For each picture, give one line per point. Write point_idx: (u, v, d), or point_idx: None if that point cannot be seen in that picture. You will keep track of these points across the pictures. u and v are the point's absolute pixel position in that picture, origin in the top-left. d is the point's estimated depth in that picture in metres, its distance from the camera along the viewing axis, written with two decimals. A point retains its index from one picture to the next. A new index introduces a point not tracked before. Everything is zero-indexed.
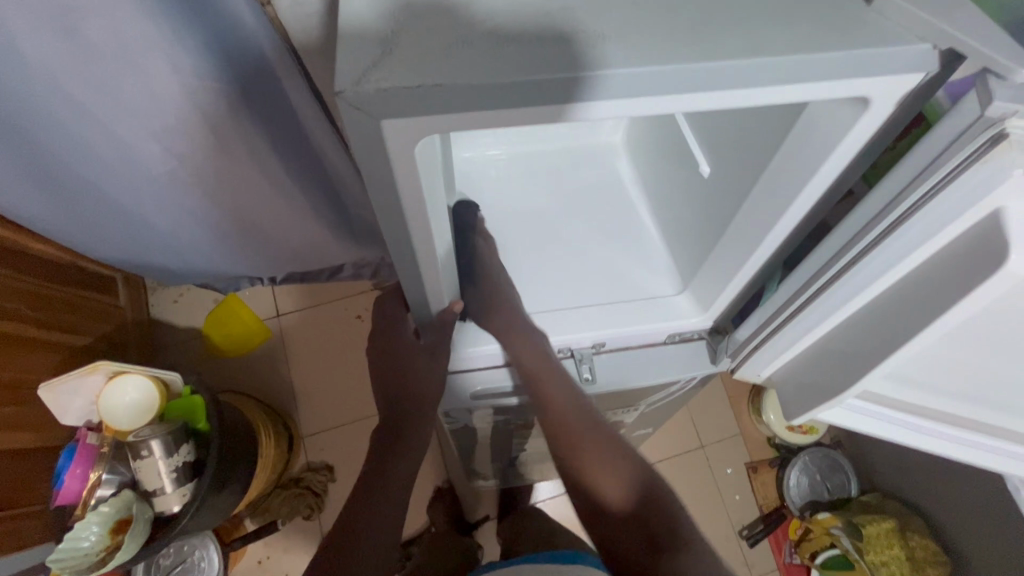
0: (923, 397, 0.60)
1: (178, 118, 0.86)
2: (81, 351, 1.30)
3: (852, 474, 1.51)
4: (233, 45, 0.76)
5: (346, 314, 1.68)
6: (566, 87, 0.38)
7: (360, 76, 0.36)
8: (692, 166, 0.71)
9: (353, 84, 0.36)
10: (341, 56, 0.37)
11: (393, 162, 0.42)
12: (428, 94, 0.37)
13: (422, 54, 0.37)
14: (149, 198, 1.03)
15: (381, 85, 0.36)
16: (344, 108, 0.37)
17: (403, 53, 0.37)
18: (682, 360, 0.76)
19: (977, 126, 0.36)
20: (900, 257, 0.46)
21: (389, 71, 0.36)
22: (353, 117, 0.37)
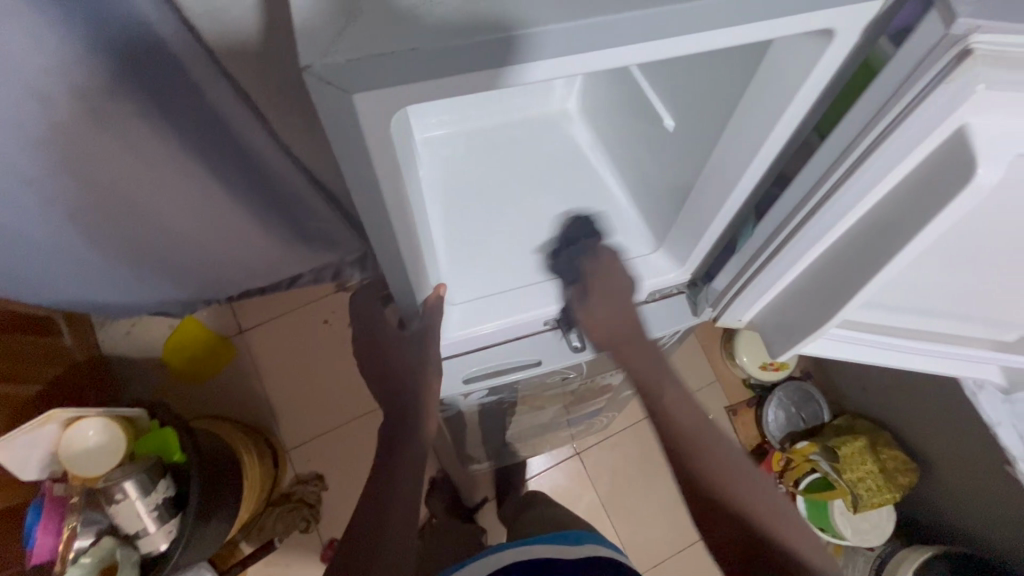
0: (895, 318, 0.63)
1: (102, 138, 0.78)
2: (32, 402, 1.20)
3: (824, 402, 1.60)
4: (145, 57, 0.68)
5: (311, 321, 1.62)
6: (537, 44, 0.36)
7: (326, 47, 0.33)
8: (654, 121, 0.71)
9: (318, 57, 0.33)
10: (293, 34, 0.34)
11: (367, 139, 0.40)
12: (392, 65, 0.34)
13: (379, 23, 0.34)
14: (81, 231, 0.94)
15: (351, 56, 0.34)
16: (311, 84, 0.34)
17: (360, 24, 0.34)
18: (664, 315, 0.76)
19: (942, 46, 0.37)
20: (869, 186, 0.47)
21: (353, 39, 0.34)
22: (321, 93, 0.35)
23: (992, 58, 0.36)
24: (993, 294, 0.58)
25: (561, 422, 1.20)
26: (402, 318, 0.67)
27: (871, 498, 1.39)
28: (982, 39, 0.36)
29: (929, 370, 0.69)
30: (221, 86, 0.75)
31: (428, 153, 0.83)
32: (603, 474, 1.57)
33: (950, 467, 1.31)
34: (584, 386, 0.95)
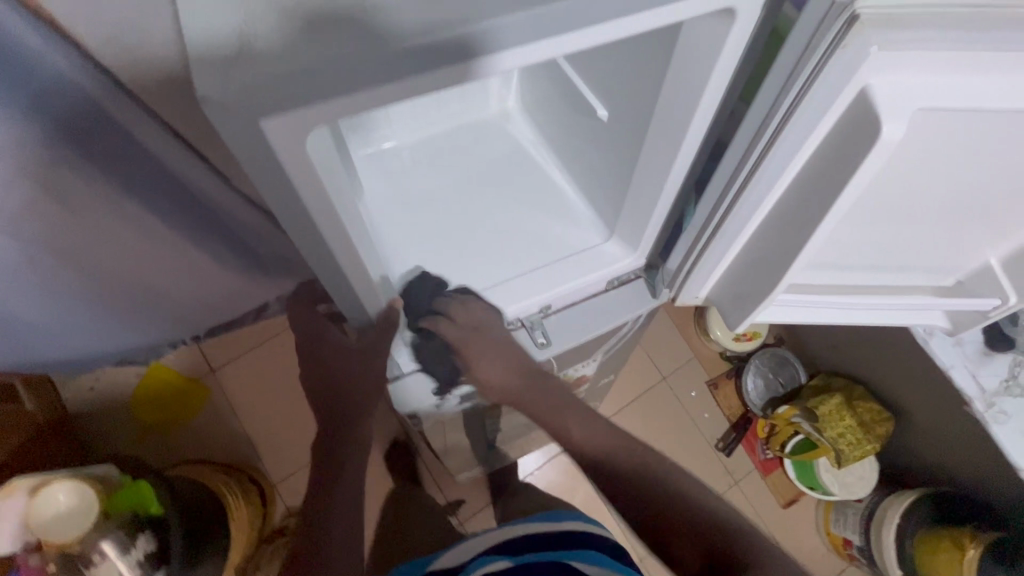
0: (838, 275, 0.66)
1: (31, 191, 0.75)
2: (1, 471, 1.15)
3: (799, 365, 1.64)
4: (57, 107, 0.66)
5: (283, 351, 1.59)
6: (445, 49, 0.37)
7: (221, 71, 0.33)
8: (589, 113, 0.72)
9: (217, 84, 0.33)
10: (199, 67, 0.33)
11: (284, 160, 0.40)
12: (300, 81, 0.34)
13: (284, 46, 0.34)
14: (24, 290, 0.90)
15: (245, 76, 0.33)
16: (211, 111, 0.34)
17: (261, 46, 0.34)
18: (624, 301, 0.77)
19: (832, 12, 0.38)
20: (793, 152, 0.49)
21: (253, 62, 0.34)
22: (227, 119, 0.35)
23: (878, 19, 0.38)
24: (925, 242, 0.61)
25: (544, 418, 1.20)
26: (356, 330, 0.67)
27: (853, 451, 1.43)
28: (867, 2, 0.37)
29: (879, 321, 0.72)
30: (151, 131, 0.72)
31: (372, 171, 0.83)
32: None
33: (922, 412, 1.36)
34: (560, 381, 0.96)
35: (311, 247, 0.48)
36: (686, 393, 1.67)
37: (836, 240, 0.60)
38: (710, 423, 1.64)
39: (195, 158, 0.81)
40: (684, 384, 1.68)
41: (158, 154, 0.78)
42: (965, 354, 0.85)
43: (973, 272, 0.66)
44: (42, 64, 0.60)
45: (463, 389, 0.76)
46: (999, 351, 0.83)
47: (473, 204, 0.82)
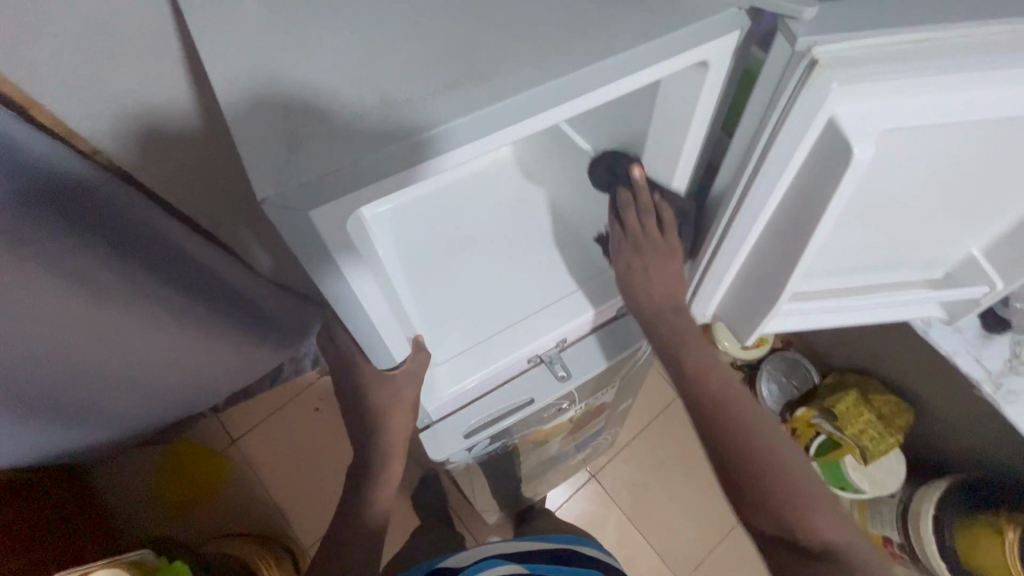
0: (835, 281, 0.70)
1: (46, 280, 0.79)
2: (44, 564, 1.14)
3: (812, 367, 1.69)
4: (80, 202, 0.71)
5: (302, 412, 1.60)
6: (467, 129, 0.40)
7: (279, 177, 0.37)
8: (581, 155, 0.77)
9: (272, 188, 0.36)
10: (253, 168, 0.38)
11: (329, 246, 0.42)
12: (343, 174, 0.38)
13: (325, 144, 0.38)
14: (56, 377, 0.92)
15: (301, 182, 0.37)
16: (268, 213, 0.37)
17: (314, 151, 0.37)
18: (633, 328, 0.83)
19: (796, 57, 0.44)
20: (777, 177, 0.53)
21: (306, 165, 0.37)
22: (281, 217, 0.38)
23: (837, 61, 0.43)
24: (912, 241, 0.65)
25: (568, 450, 1.22)
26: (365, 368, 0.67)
27: (876, 446, 1.44)
28: (823, 48, 0.43)
29: (881, 318, 0.75)
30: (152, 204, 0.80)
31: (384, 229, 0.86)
32: (622, 489, 1.58)
33: (941, 397, 1.39)
34: (582, 411, 0.98)
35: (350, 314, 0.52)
36: None
37: (830, 248, 0.64)
38: None
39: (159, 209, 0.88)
40: None
41: (135, 214, 0.85)
42: (967, 340, 0.88)
43: (960, 263, 0.70)
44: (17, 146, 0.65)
45: (490, 430, 0.78)
46: (997, 332, 0.87)
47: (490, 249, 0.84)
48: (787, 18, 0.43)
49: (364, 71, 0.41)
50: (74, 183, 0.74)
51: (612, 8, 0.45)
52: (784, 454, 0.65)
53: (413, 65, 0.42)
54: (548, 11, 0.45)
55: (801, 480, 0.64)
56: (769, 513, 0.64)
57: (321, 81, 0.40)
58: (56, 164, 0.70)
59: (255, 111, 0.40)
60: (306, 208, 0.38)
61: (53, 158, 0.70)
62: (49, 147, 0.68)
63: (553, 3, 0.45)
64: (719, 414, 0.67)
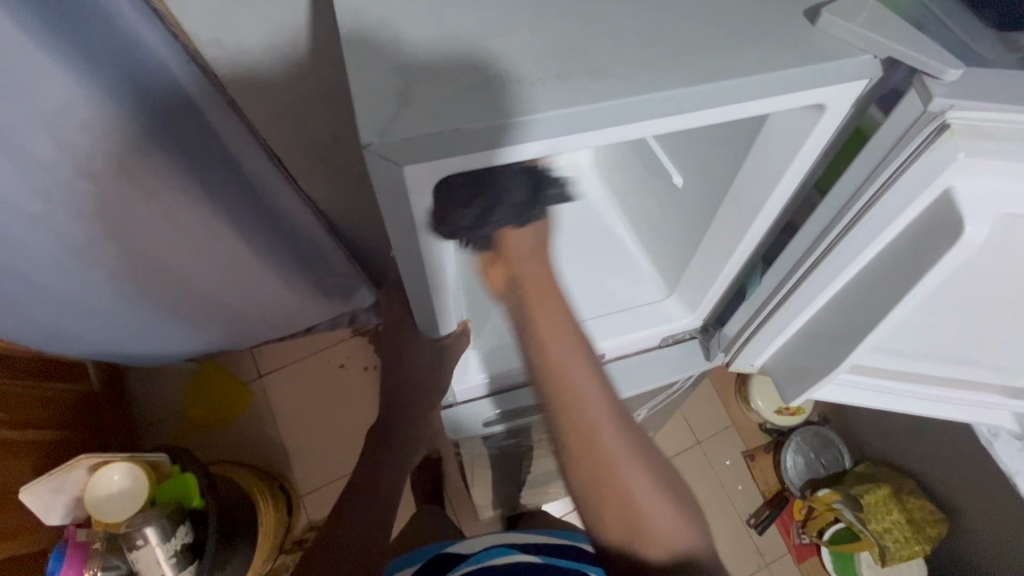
0: (906, 363, 0.65)
1: (136, 190, 0.84)
2: (56, 446, 1.22)
3: (844, 449, 1.60)
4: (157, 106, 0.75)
5: (329, 366, 1.66)
6: (575, 119, 0.41)
7: (384, 127, 0.38)
8: (662, 177, 0.77)
9: (377, 136, 0.38)
10: (362, 113, 0.39)
11: (412, 204, 0.44)
12: (450, 137, 0.39)
13: (436, 105, 0.39)
14: (124, 278, 0.98)
15: (406, 136, 0.38)
16: (369, 159, 0.39)
17: (421, 111, 0.39)
18: (676, 360, 0.82)
19: (923, 119, 0.42)
20: (871, 238, 0.51)
21: (412, 122, 0.39)
22: (377, 166, 0.39)
23: (968, 130, 0.41)
24: (996, 342, 0.61)
25: None
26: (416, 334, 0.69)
27: (899, 550, 1.37)
28: (957, 114, 0.41)
29: (945, 415, 0.70)
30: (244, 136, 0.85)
31: None
32: None
33: (983, 518, 1.29)
34: None
35: (410, 273, 0.53)
36: (720, 461, 1.65)
37: (906, 327, 0.60)
38: (743, 496, 1.61)
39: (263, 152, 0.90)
40: (719, 452, 1.66)
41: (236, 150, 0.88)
42: None
43: None
44: (151, 58, 0.70)
45: (512, 422, 0.79)
46: None
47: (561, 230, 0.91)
48: (926, 75, 0.41)
49: (483, 42, 0.42)
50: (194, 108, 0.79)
51: (742, 31, 0.44)
52: (647, 463, 0.55)
53: (532, 50, 0.42)
54: (676, 22, 0.44)
55: (650, 484, 0.54)
56: (618, 522, 0.53)
57: (442, 45, 0.42)
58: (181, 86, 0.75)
59: (377, 61, 0.41)
60: (403, 161, 0.39)
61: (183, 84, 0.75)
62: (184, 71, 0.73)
63: (684, 16, 0.45)
64: (577, 419, 0.54)
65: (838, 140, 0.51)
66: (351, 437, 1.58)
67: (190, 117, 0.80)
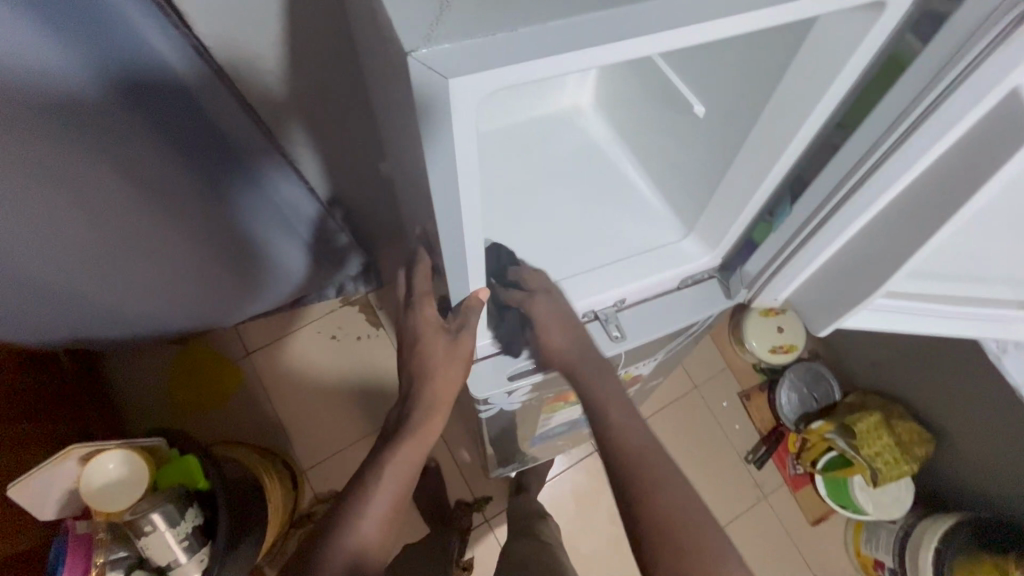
0: (931, 285, 0.66)
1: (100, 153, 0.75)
2: (39, 441, 1.14)
3: (835, 381, 1.64)
4: (129, 76, 0.67)
5: (319, 338, 1.60)
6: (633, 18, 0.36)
7: (430, 31, 0.33)
8: (680, 108, 0.73)
9: (424, 41, 0.33)
10: (394, 19, 0.34)
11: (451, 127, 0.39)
12: (503, 40, 0.34)
13: (481, 4, 0.34)
14: (98, 258, 0.90)
15: (451, 43, 0.33)
16: (411, 69, 0.34)
17: (465, 12, 0.34)
18: (699, 301, 0.80)
19: (1003, 7, 0.40)
20: (924, 150, 0.50)
21: (458, 24, 0.33)
22: (420, 80, 0.35)
23: None
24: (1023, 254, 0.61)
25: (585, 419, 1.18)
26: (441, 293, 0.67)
27: (889, 471, 1.43)
28: None
29: (968, 335, 0.71)
30: (223, 99, 0.78)
31: None
32: None
33: (968, 434, 1.36)
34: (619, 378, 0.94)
35: (441, 216, 0.48)
36: (717, 403, 1.69)
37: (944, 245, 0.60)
38: (741, 435, 1.66)
39: (244, 111, 0.82)
40: (716, 395, 1.70)
41: (214, 111, 0.80)
42: None
43: None
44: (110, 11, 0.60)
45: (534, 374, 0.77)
46: None
47: (567, 173, 0.87)
48: None
49: None
50: (163, 69, 0.69)
51: None
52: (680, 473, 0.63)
53: None
54: None
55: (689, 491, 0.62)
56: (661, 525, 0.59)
57: None
58: (147, 42, 0.65)
59: None
60: (448, 75, 0.35)
61: (147, 38, 0.65)
62: (147, 23, 0.64)
63: None
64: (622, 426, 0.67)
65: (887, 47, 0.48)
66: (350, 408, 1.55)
67: (158, 81, 0.70)
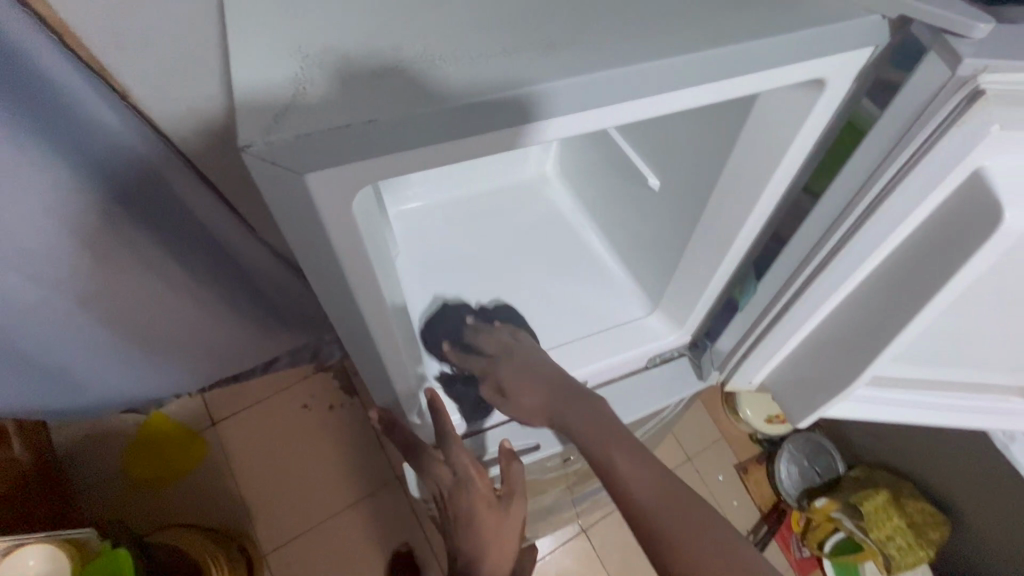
0: (915, 370, 0.60)
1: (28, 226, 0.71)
2: None
3: (837, 453, 1.53)
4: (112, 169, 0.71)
5: (289, 408, 1.52)
6: (525, 102, 0.33)
7: (269, 124, 0.30)
8: (634, 180, 0.70)
9: (259, 134, 0.29)
10: (245, 106, 0.30)
11: (326, 216, 0.35)
12: (361, 131, 0.31)
13: (347, 90, 0.31)
14: (34, 331, 0.84)
15: (301, 132, 0.30)
16: (249, 163, 0.30)
17: (322, 101, 0.31)
18: (668, 382, 0.74)
19: (948, 87, 0.36)
20: (889, 230, 0.45)
21: (312, 113, 0.30)
22: (264, 172, 0.31)
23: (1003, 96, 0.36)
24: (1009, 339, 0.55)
25: (562, 503, 1.08)
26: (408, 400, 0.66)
27: (904, 558, 1.29)
28: (991, 78, 0.35)
29: (966, 427, 0.63)
30: (187, 178, 0.74)
31: (412, 230, 0.85)
32: (612, 552, 1.34)
33: (985, 517, 1.24)
34: (589, 464, 0.86)
35: (344, 304, 0.44)
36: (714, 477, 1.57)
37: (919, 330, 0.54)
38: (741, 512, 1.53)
39: (219, 203, 0.81)
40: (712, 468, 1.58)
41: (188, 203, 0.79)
42: None
43: None
44: (86, 116, 0.63)
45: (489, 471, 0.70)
46: None
47: (525, 243, 0.84)
48: (948, 35, 0.35)
49: (408, 20, 0.34)
50: (111, 143, 0.68)
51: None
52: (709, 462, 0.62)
53: (469, 24, 0.34)
54: None
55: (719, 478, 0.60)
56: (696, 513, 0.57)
57: (360, 27, 0.34)
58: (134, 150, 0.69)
59: (275, 43, 0.33)
60: (305, 167, 0.31)
61: (107, 123, 0.64)
62: (103, 105, 0.62)
63: None
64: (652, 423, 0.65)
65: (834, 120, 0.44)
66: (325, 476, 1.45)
67: (110, 155, 0.69)
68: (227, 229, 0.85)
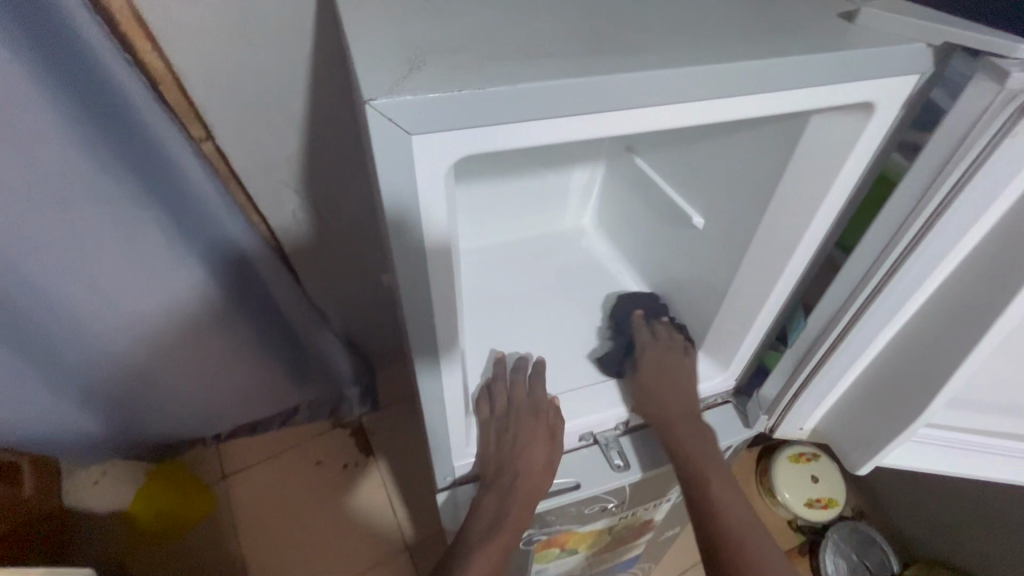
0: (983, 417, 0.57)
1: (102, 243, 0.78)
2: None
3: (889, 548, 1.39)
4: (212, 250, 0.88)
5: (302, 462, 1.47)
6: (611, 88, 0.35)
7: (391, 85, 0.32)
8: (676, 220, 0.73)
9: (383, 91, 0.31)
10: (363, 75, 0.33)
11: (416, 189, 0.37)
12: (475, 96, 0.33)
13: (455, 67, 0.34)
14: (63, 334, 0.87)
15: (419, 94, 0.32)
16: (368, 118, 0.32)
17: (431, 74, 0.33)
18: (714, 428, 0.71)
19: (996, 104, 0.37)
20: (945, 250, 0.45)
21: (424, 81, 0.32)
22: (381, 131, 0.33)
23: None
24: None
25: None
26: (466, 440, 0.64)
27: None
28: None
29: None
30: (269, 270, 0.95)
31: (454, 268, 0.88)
32: None
33: None
34: (625, 523, 0.80)
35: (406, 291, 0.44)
36: None
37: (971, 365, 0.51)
38: None
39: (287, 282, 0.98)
40: None
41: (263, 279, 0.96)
42: None
43: None
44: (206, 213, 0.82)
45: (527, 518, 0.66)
46: None
47: (564, 286, 0.86)
48: (990, 57, 0.37)
49: (504, 27, 0.38)
50: (180, 184, 0.77)
51: (765, 23, 0.42)
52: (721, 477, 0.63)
53: (558, 31, 0.38)
54: (705, 13, 0.42)
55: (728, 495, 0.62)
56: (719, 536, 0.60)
57: (462, 28, 0.38)
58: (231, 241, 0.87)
59: (389, 36, 0.37)
60: (411, 130, 0.33)
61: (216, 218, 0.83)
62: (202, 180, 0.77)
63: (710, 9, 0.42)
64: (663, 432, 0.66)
65: (880, 142, 0.46)
66: (338, 526, 1.38)
67: (199, 222, 0.83)
68: (258, 246, 0.90)
